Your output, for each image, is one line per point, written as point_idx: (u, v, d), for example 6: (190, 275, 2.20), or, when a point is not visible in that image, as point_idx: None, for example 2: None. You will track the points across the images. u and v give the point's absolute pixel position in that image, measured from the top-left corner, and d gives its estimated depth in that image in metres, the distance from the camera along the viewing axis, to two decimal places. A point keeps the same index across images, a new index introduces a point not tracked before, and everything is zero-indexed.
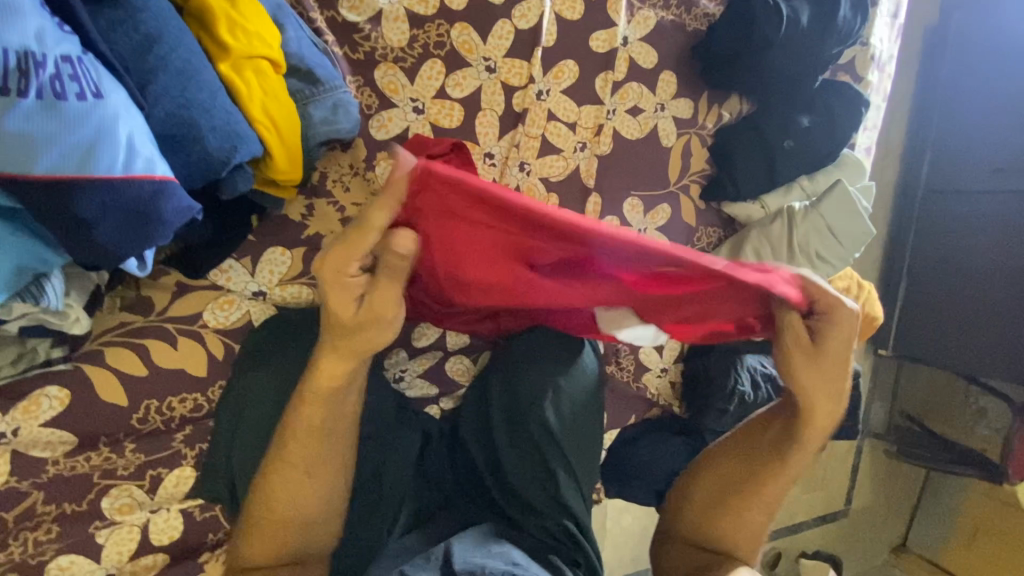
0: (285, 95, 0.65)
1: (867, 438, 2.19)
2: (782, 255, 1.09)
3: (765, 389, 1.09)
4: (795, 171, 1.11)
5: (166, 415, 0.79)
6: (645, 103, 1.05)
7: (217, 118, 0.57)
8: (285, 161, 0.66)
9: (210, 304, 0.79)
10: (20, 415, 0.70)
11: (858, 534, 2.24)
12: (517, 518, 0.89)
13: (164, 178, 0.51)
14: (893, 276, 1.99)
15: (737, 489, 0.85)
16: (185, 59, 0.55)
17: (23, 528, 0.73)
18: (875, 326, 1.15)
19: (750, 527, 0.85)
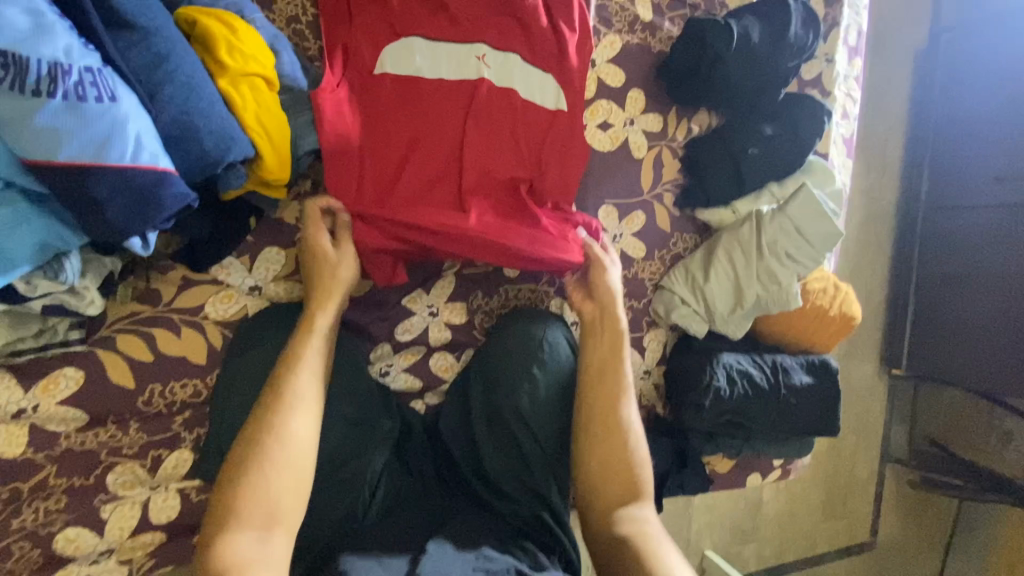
0: (277, 108, 0.76)
1: (888, 462, 2.11)
2: (752, 256, 1.14)
3: (741, 386, 1.11)
4: (763, 177, 1.17)
5: (167, 399, 0.87)
6: (615, 118, 1.14)
7: (213, 122, 0.68)
8: (275, 162, 0.76)
9: (212, 297, 0.88)
10: (39, 393, 0.79)
11: (885, 567, 2.14)
12: (494, 505, 0.93)
13: (165, 169, 0.62)
14: (900, 294, 1.99)
15: (604, 430, 0.91)
16: (188, 74, 0.67)
17: (35, 498, 0.81)
18: (852, 326, 1.20)
19: (626, 462, 0.90)
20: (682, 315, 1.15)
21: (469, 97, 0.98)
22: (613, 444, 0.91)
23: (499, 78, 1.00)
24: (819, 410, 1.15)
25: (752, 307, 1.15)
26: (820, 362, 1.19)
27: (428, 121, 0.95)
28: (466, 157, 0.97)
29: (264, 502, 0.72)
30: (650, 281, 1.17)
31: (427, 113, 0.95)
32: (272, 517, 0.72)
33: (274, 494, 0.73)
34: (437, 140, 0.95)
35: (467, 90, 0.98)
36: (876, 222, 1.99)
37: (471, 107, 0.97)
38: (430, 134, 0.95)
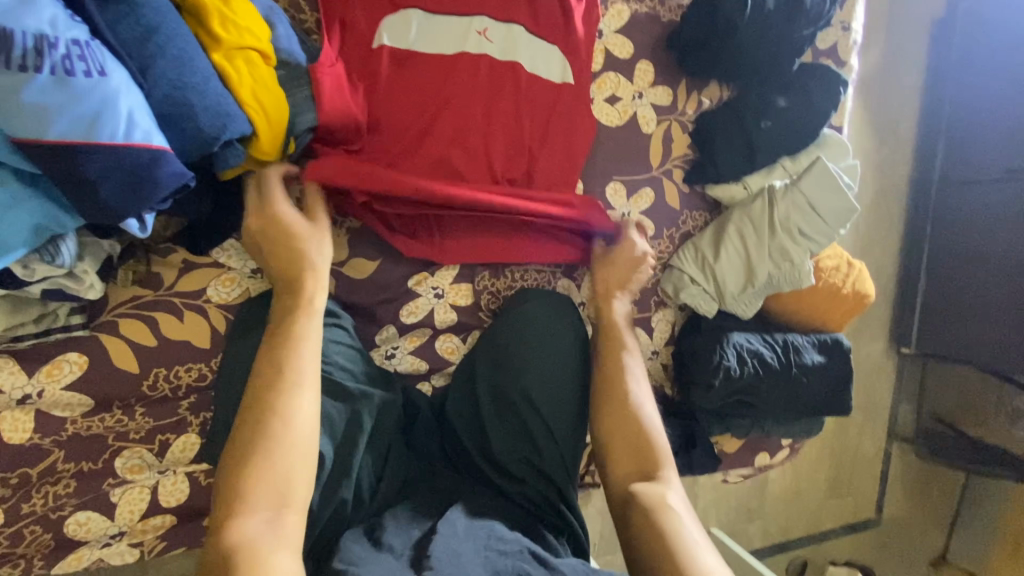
0: (274, 83, 0.73)
1: (895, 441, 2.10)
2: (763, 233, 1.11)
3: (751, 365, 1.10)
4: (775, 151, 1.14)
5: (172, 383, 0.86)
6: (623, 91, 1.10)
7: (208, 99, 0.65)
8: (272, 140, 0.74)
9: (214, 280, 0.87)
10: (44, 378, 0.78)
11: (891, 543, 2.15)
12: (501, 486, 0.92)
13: (160, 147, 0.59)
14: (911, 271, 1.95)
15: (618, 413, 0.93)
16: (180, 48, 0.64)
17: (44, 483, 0.81)
18: (865, 304, 1.18)
19: (646, 439, 0.91)
20: (692, 294, 1.12)
21: (472, 71, 0.94)
22: (627, 423, 0.93)
23: (502, 52, 0.96)
24: (830, 389, 1.13)
25: (763, 285, 1.13)
26: (832, 341, 1.17)
27: (426, 91, 0.92)
28: (468, 128, 0.93)
29: (273, 483, 0.66)
30: (659, 261, 1.15)
31: (424, 83, 0.92)
32: (285, 498, 0.66)
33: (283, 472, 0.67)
34: (440, 116, 0.92)
35: (469, 64, 0.94)
36: (888, 199, 1.95)
37: (469, 75, 0.94)
38: (434, 110, 0.92)
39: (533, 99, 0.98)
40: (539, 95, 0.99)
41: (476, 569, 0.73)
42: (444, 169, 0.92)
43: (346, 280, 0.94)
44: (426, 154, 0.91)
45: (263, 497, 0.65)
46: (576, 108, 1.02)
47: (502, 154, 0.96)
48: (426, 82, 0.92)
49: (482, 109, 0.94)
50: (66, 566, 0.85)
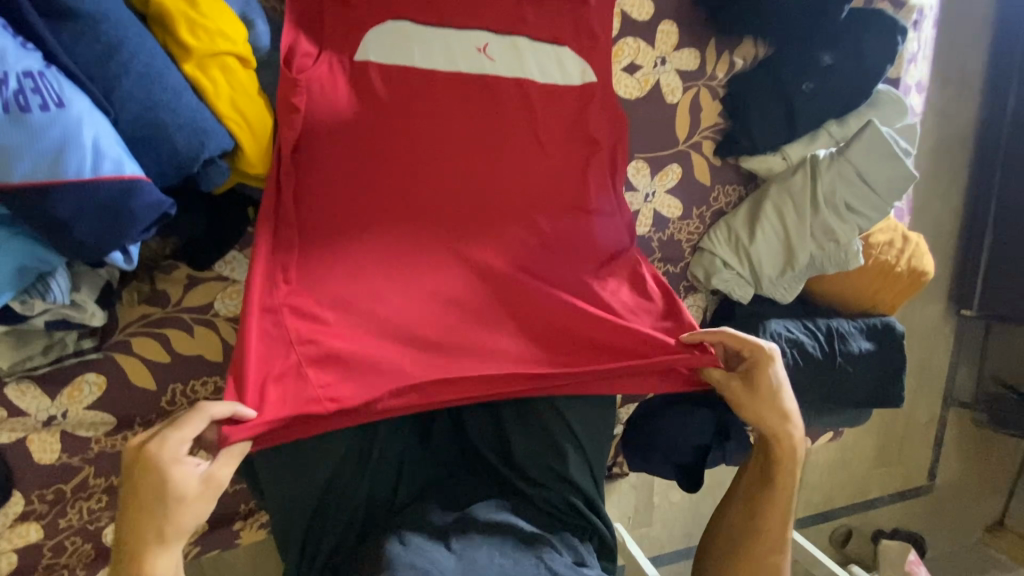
0: (252, 90, 0.68)
1: (952, 408, 1.97)
2: (805, 210, 1.00)
3: (790, 356, 1.00)
4: (819, 115, 1.01)
5: (190, 398, 0.86)
6: (643, 58, 0.99)
7: (182, 117, 0.61)
8: (257, 154, 0.69)
9: (220, 294, 0.86)
10: (66, 400, 0.79)
11: (945, 512, 2.06)
12: (523, 491, 0.88)
13: (132, 176, 0.56)
14: (977, 227, 1.77)
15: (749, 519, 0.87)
16: (146, 63, 0.60)
17: (78, 498, 0.84)
18: (924, 282, 1.05)
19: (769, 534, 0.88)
20: (724, 280, 1.04)
21: (459, 97, 0.85)
22: (754, 567, 0.86)
23: (506, 69, 0.88)
24: (880, 378, 1.04)
25: (804, 268, 1.03)
26: (884, 325, 1.06)
27: (376, 106, 0.82)
28: (416, 149, 0.82)
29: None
30: (687, 244, 1.07)
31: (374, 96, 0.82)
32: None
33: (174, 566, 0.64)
34: (405, 141, 0.82)
35: (481, 83, 0.86)
36: (953, 148, 1.74)
37: (432, 91, 0.84)
38: (401, 123, 0.82)
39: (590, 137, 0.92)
40: (600, 136, 0.93)
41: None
42: (385, 210, 0.80)
43: None
44: (346, 186, 0.79)
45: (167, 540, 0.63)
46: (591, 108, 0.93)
47: (415, 212, 0.82)
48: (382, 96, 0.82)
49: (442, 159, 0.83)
50: (107, 572, 0.89)
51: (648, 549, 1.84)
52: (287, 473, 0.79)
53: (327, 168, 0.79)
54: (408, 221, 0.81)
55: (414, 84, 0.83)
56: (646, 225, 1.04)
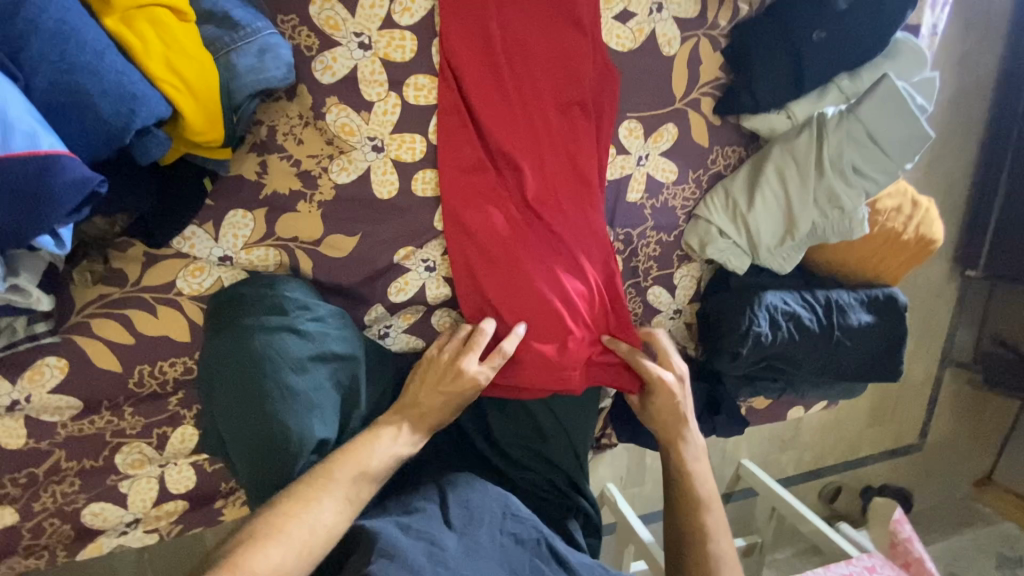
0: (189, 46, 0.60)
1: (950, 367, 1.95)
2: (809, 174, 0.93)
3: (786, 329, 0.96)
4: (829, 68, 0.92)
5: (159, 379, 0.83)
6: (637, 4, 0.89)
7: (106, 81, 0.55)
8: (199, 118, 0.62)
9: (181, 271, 0.81)
10: (27, 383, 0.76)
11: (934, 468, 2.08)
12: (505, 471, 0.91)
13: (49, 152, 0.51)
14: (989, 184, 1.68)
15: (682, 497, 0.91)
16: (58, 19, 0.53)
17: (51, 481, 0.82)
18: (932, 250, 0.99)
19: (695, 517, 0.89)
20: (720, 249, 0.98)
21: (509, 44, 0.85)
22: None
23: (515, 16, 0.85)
24: (880, 350, 1.00)
25: (806, 236, 0.96)
26: (887, 296, 1.01)
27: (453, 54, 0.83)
28: (488, 98, 0.86)
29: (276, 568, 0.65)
30: (682, 211, 1.00)
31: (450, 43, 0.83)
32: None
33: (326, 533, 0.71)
34: (483, 93, 0.85)
35: (520, 29, 0.85)
36: (971, 99, 1.63)
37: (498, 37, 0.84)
38: (476, 73, 0.85)
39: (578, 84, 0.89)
40: (586, 89, 0.89)
41: (494, 566, 0.73)
42: (461, 164, 0.87)
43: (325, 260, 0.86)
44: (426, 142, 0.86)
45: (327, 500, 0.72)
46: (577, 57, 0.88)
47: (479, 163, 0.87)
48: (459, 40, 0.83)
49: (506, 110, 0.86)
50: (89, 552, 0.88)
51: (639, 506, 1.87)
52: (267, 471, 0.79)
53: (404, 119, 0.84)
54: (479, 174, 0.88)
55: (479, 28, 0.84)
56: (638, 190, 0.97)
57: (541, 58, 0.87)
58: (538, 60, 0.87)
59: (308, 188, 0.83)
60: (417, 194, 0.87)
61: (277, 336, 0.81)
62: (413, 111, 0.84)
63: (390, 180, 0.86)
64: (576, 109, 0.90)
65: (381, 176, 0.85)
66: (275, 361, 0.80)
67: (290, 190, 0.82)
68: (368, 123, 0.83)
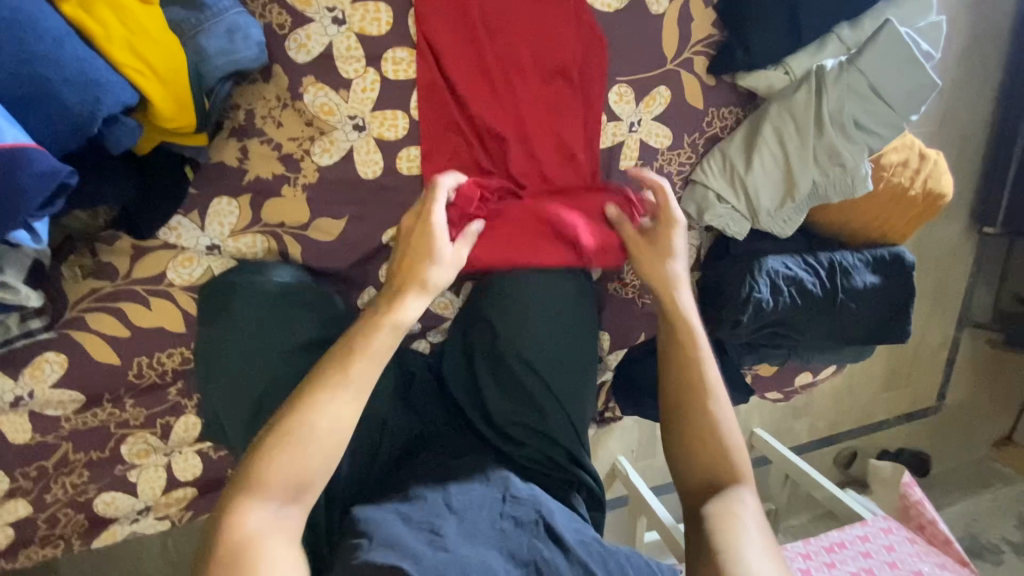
0: (152, 29, 0.59)
1: (967, 327, 1.90)
2: (808, 132, 0.90)
3: (787, 295, 0.93)
4: (826, 18, 0.88)
5: (158, 370, 0.84)
6: None
7: (67, 70, 0.54)
8: (169, 104, 0.60)
9: (171, 263, 0.81)
10: (29, 380, 0.77)
11: (952, 429, 2.05)
12: (504, 450, 0.90)
13: (15, 144, 0.50)
14: (1007, 134, 1.61)
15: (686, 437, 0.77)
16: (14, 9, 0.52)
17: (60, 474, 0.84)
18: (940, 207, 0.95)
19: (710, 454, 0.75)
20: (718, 215, 0.95)
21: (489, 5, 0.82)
22: (688, 435, 0.77)
23: None
24: (887, 313, 0.97)
25: (806, 196, 0.93)
26: (893, 255, 0.98)
27: (433, 18, 0.80)
28: (473, 62, 0.83)
29: (289, 472, 0.64)
30: (678, 178, 0.97)
31: (429, 9, 0.80)
32: (302, 491, 0.65)
33: (335, 434, 0.67)
34: (467, 57, 0.83)
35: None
36: (986, 45, 1.55)
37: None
38: (459, 38, 0.82)
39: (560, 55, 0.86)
40: (570, 45, 0.86)
41: (488, 543, 0.73)
42: (450, 132, 0.85)
43: (314, 244, 0.86)
44: (410, 120, 0.84)
45: (338, 393, 0.68)
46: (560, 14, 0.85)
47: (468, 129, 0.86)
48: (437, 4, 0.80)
49: (492, 74, 0.84)
50: (104, 539, 0.91)
51: (651, 478, 1.88)
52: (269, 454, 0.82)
53: (386, 95, 0.82)
54: (468, 141, 0.86)
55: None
56: (631, 157, 0.94)
57: (523, 16, 0.84)
58: (521, 20, 0.84)
59: (291, 172, 0.82)
60: (403, 172, 0.86)
61: (274, 324, 0.83)
62: (393, 87, 0.82)
63: (373, 160, 0.84)
64: (560, 81, 0.87)
65: (364, 156, 0.84)
66: (275, 347, 0.83)
67: (273, 174, 0.81)
68: (347, 102, 0.81)
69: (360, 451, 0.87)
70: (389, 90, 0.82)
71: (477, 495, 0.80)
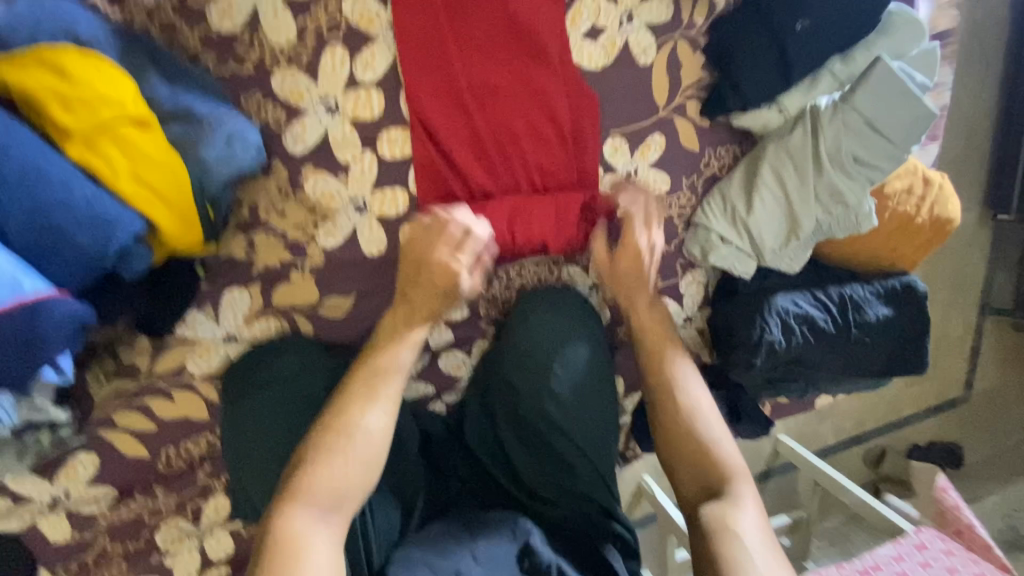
0: (155, 156, 0.61)
1: (989, 316, 1.87)
2: (808, 172, 0.89)
3: (800, 334, 0.93)
4: (818, 56, 0.87)
5: (186, 457, 0.86)
6: (606, 19, 0.86)
7: (79, 212, 0.56)
8: (176, 224, 0.63)
9: (190, 355, 0.83)
10: (64, 481, 0.80)
11: (982, 418, 2.01)
12: (534, 508, 0.92)
13: (36, 298, 0.53)
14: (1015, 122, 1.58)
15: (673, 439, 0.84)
16: (20, 161, 0.54)
17: (100, 566, 0.86)
18: (949, 231, 0.94)
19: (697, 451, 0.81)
20: (724, 256, 0.94)
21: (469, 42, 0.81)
22: (680, 439, 0.83)
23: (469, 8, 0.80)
24: (903, 341, 0.96)
25: (811, 235, 0.92)
26: (904, 284, 0.97)
27: (416, 65, 0.80)
28: (461, 102, 0.83)
29: (331, 482, 0.72)
30: (680, 220, 0.97)
31: (411, 57, 0.79)
32: (339, 501, 0.72)
33: (368, 449, 0.75)
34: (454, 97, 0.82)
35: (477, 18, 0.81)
36: (986, 33, 1.52)
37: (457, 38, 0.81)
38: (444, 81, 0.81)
39: (550, 111, 0.86)
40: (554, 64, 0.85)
41: None
42: (447, 171, 0.85)
43: (326, 322, 0.88)
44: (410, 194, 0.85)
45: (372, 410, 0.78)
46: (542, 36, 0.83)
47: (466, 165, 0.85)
48: (418, 50, 0.80)
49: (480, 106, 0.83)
50: None
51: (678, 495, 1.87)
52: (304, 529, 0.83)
53: (385, 174, 0.83)
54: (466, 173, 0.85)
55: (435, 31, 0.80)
56: None
57: (503, 45, 0.83)
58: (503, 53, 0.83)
59: (298, 257, 0.84)
60: None
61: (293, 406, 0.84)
62: (391, 166, 0.83)
63: (377, 237, 0.85)
64: (553, 129, 0.87)
65: (368, 234, 0.85)
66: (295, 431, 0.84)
67: (281, 262, 0.83)
68: (348, 185, 0.82)
69: (387, 518, 0.89)
70: (388, 169, 0.83)
71: (500, 546, 0.82)
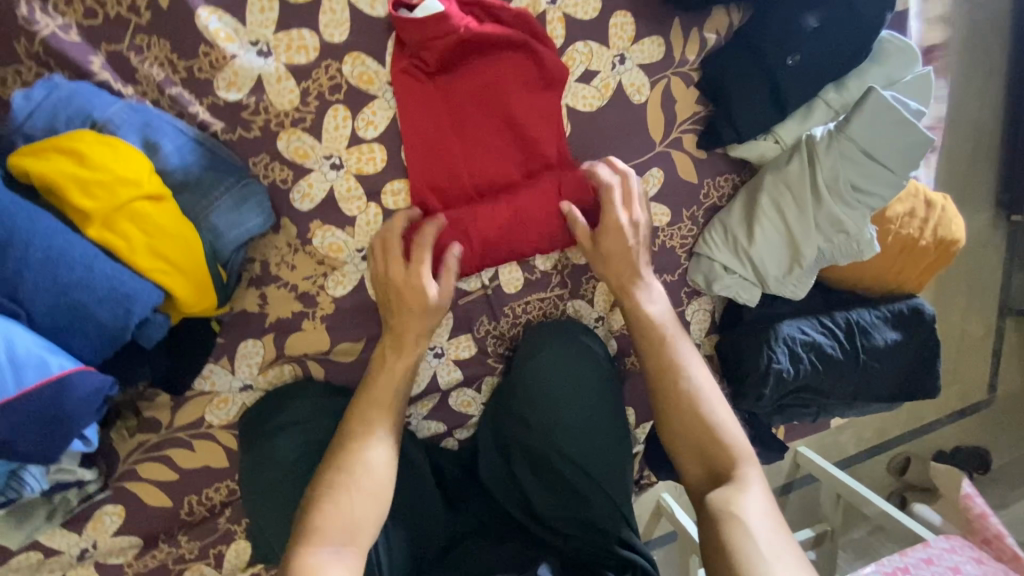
0: (169, 229, 0.63)
1: (1009, 316, 1.83)
2: (807, 201, 0.90)
3: (808, 361, 0.93)
4: (811, 87, 0.88)
5: (207, 504, 0.89)
6: (598, 62, 0.87)
7: (100, 291, 0.59)
8: (191, 293, 0.65)
9: (208, 407, 0.86)
10: (92, 532, 0.83)
11: (1008, 420, 1.97)
12: (553, 543, 0.91)
13: (60, 373, 0.57)
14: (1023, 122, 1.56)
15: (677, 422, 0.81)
16: (45, 248, 0.58)
17: None
18: (954, 252, 0.93)
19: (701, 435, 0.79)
20: (727, 285, 0.95)
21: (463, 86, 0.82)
22: (683, 421, 0.81)
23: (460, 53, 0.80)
24: (911, 363, 0.96)
25: (813, 262, 0.92)
26: (910, 307, 0.97)
27: (411, 112, 0.81)
28: (456, 144, 0.83)
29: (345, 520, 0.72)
30: (682, 251, 0.98)
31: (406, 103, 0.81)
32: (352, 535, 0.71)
33: (374, 485, 0.76)
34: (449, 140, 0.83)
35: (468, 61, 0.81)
36: (988, 36, 1.50)
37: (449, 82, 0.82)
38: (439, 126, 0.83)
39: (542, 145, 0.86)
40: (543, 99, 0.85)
41: None
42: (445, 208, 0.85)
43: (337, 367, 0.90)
44: None
45: (376, 444, 0.79)
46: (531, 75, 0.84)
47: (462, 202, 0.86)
48: (414, 97, 0.81)
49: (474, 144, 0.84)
50: None
51: None
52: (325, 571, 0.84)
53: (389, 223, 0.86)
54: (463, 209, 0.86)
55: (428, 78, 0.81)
56: None
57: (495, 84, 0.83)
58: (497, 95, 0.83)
59: (308, 307, 0.86)
60: None
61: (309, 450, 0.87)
62: (395, 216, 0.85)
63: None
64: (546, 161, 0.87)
65: (376, 281, 0.87)
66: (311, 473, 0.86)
67: (292, 312, 0.86)
68: (354, 237, 0.85)
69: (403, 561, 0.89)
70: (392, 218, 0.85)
71: None
